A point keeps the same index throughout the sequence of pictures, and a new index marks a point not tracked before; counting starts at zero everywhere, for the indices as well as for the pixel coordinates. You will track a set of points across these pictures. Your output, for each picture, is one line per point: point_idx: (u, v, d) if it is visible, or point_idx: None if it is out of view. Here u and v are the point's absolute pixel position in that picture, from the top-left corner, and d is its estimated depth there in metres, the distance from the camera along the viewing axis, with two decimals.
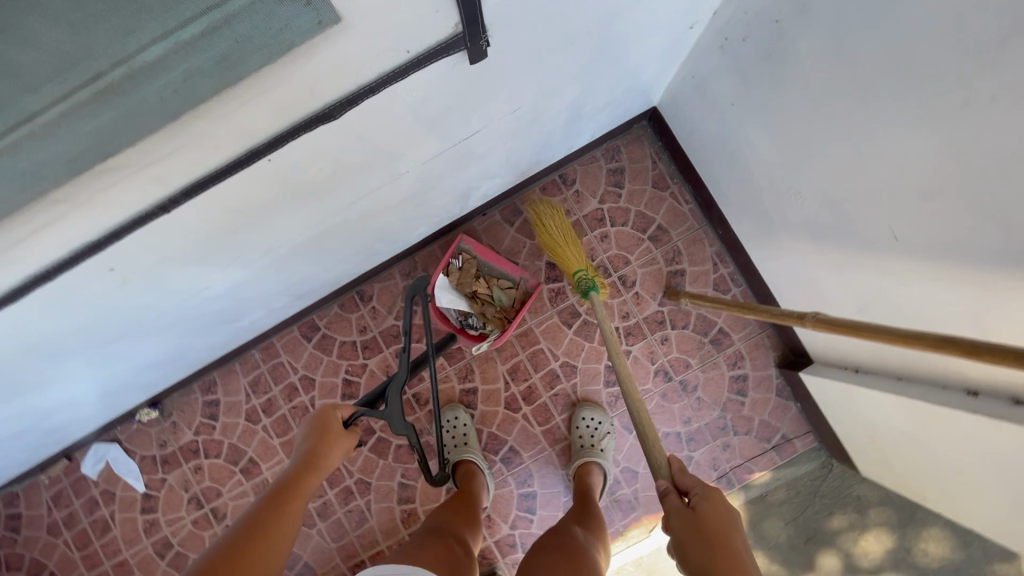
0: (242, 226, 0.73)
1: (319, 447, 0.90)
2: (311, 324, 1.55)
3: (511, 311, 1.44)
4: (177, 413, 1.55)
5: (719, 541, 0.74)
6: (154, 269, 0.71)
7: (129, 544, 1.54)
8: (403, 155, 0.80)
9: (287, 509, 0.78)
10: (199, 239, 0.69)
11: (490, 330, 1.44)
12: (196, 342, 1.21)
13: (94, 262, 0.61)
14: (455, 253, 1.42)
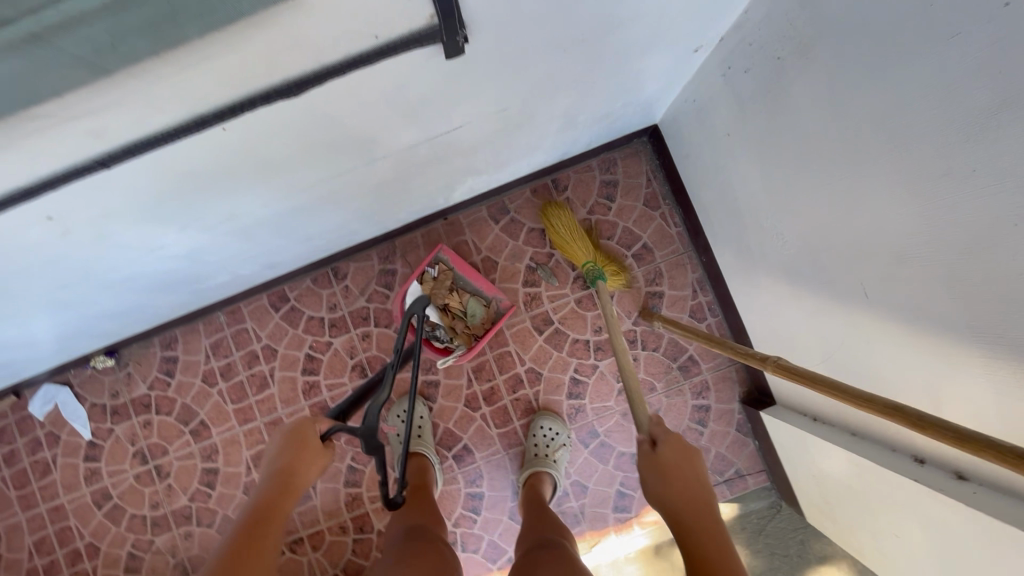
0: (198, 190, 0.70)
1: (291, 467, 0.87)
2: (281, 294, 1.53)
3: (480, 330, 1.43)
4: (133, 365, 1.53)
5: (673, 476, 0.81)
6: (100, 222, 0.69)
7: (68, 490, 1.52)
8: (378, 141, 0.78)
9: (259, 544, 0.78)
10: (149, 198, 0.67)
11: (455, 345, 1.42)
12: (155, 298, 1.18)
13: (28, 210, 0.58)
14: (433, 262, 1.40)
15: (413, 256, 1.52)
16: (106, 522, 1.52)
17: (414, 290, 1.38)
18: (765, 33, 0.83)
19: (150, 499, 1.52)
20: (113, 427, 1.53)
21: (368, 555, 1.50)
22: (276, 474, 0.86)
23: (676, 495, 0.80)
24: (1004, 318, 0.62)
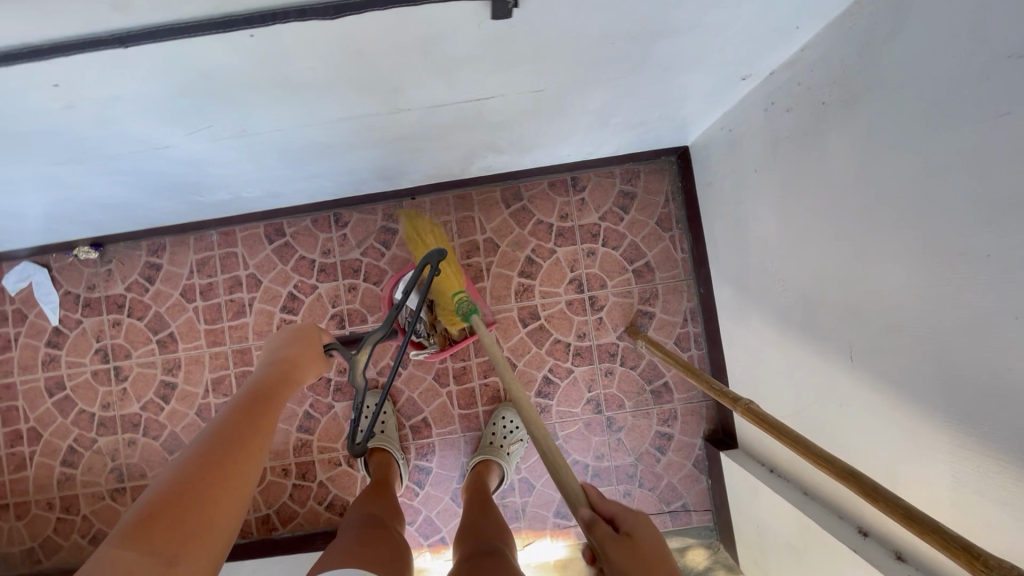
0: (213, 96, 0.69)
1: (290, 359, 0.80)
2: (278, 228, 1.51)
3: (457, 335, 1.41)
4: (115, 263, 1.51)
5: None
6: (107, 105, 0.67)
7: (23, 371, 1.51)
8: (407, 92, 0.76)
9: (263, 414, 0.67)
10: (161, 91, 0.65)
11: (430, 342, 1.38)
12: (151, 201, 1.16)
13: (35, 72, 0.57)
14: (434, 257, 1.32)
15: (417, 220, 1.50)
16: (54, 412, 1.51)
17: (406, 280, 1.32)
18: (814, 76, 0.82)
19: (102, 399, 1.51)
20: (82, 320, 1.51)
21: (305, 502, 1.50)
22: (273, 364, 0.78)
23: None
24: (979, 408, 0.62)
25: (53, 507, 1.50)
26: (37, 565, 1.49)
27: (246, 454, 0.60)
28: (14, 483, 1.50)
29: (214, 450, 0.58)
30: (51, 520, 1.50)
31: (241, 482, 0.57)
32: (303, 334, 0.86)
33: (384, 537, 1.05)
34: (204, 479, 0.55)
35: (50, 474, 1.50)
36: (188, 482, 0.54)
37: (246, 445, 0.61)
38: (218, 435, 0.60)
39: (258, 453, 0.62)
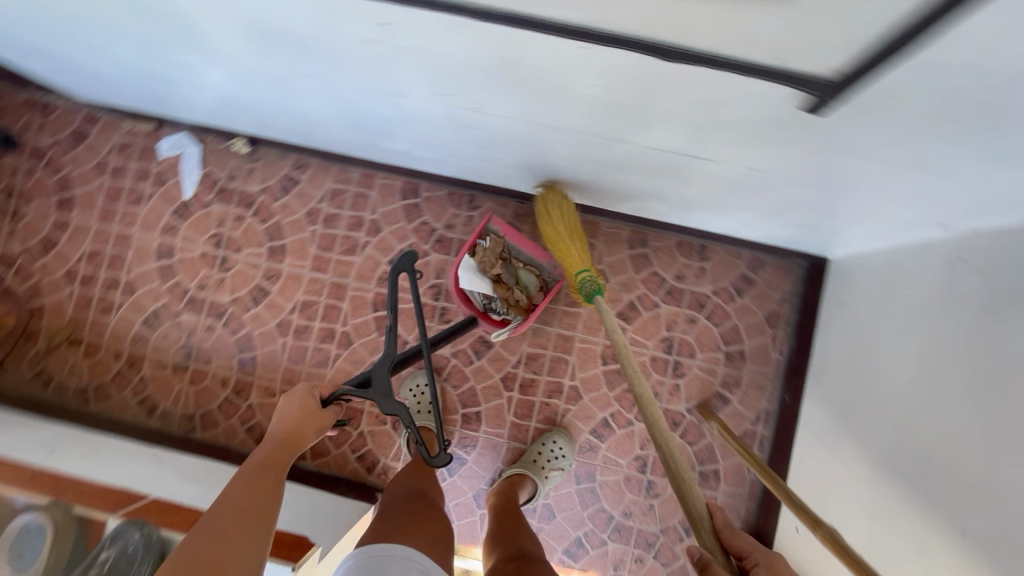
0: (493, 76, 0.73)
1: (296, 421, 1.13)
2: (414, 188, 1.57)
3: (536, 297, 1.44)
4: (261, 164, 1.59)
5: None
6: (401, 52, 0.73)
7: (143, 228, 1.60)
8: (649, 129, 0.80)
9: (267, 476, 1.02)
10: (457, 58, 0.70)
11: (512, 314, 1.43)
12: (336, 128, 1.23)
13: (381, 9, 0.62)
14: (483, 233, 1.43)
15: (542, 228, 1.54)
16: (154, 273, 1.58)
17: (467, 264, 1.40)
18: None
19: (199, 279, 1.58)
20: (212, 203, 1.60)
21: (340, 446, 1.53)
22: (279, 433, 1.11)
23: None
24: None
25: (119, 358, 1.57)
26: (85, 405, 1.56)
27: (257, 505, 0.96)
28: (94, 323, 1.58)
29: (235, 507, 0.93)
30: (113, 369, 1.57)
31: (240, 542, 0.88)
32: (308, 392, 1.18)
33: (424, 508, 1.10)
34: (232, 520, 0.91)
35: (128, 328, 1.58)
36: (200, 550, 0.85)
37: (258, 501, 0.96)
38: (224, 514, 0.91)
39: (266, 503, 0.97)
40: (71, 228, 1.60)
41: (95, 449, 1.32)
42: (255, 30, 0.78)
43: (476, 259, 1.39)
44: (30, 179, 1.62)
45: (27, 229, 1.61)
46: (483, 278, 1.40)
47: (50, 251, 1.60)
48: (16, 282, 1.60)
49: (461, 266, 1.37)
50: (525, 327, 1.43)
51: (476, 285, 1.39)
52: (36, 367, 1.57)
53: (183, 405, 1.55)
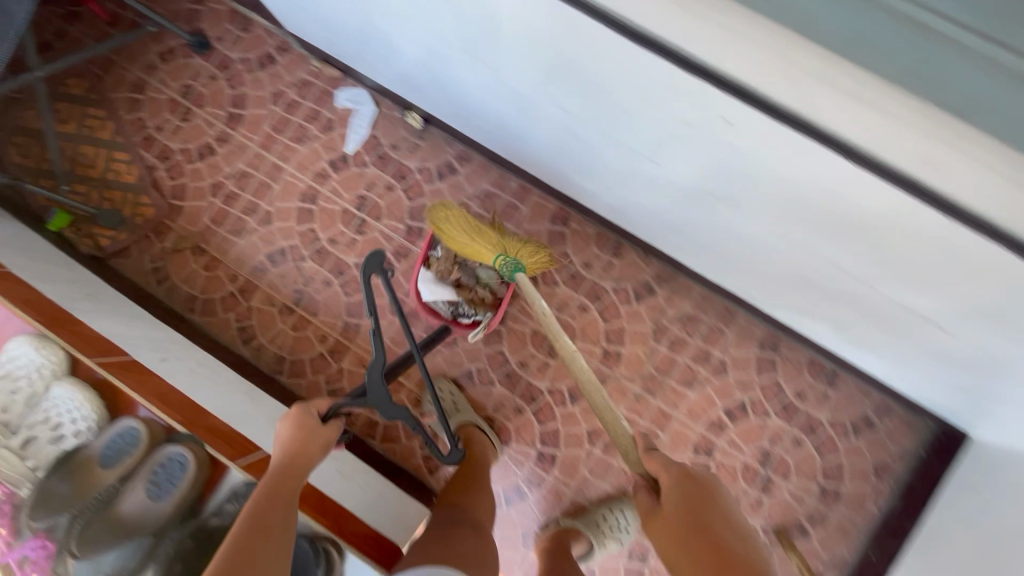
0: (794, 186, 0.71)
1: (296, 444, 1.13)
2: (565, 216, 1.54)
3: (501, 290, 1.43)
4: (426, 144, 1.59)
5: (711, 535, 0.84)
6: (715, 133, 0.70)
7: (297, 167, 1.62)
8: (918, 275, 0.76)
9: (278, 507, 1.04)
10: (778, 161, 0.68)
11: (480, 314, 1.44)
12: (536, 149, 1.22)
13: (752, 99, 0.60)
14: (433, 243, 1.42)
15: (677, 299, 1.50)
16: (292, 213, 1.60)
17: (424, 276, 1.41)
18: None
19: (332, 233, 1.59)
20: (368, 165, 1.60)
21: (411, 438, 1.51)
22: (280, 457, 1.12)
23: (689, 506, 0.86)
24: None
25: (234, 281, 1.59)
26: (189, 313, 1.59)
27: (265, 546, 0.99)
28: (222, 241, 1.61)
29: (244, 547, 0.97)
30: (225, 289, 1.59)
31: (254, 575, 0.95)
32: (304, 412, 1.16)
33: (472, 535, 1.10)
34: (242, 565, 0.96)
35: (251, 255, 1.60)
36: None
37: (267, 538, 0.99)
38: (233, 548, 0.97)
39: (276, 540, 1.01)
40: (231, 143, 1.64)
41: (200, 366, 1.34)
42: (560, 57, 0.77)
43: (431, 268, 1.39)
44: (208, 85, 1.66)
45: (191, 131, 1.65)
46: (445, 284, 1.40)
47: (205, 159, 1.64)
48: (165, 177, 1.64)
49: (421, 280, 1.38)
50: (500, 318, 1.47)
51: (435, 291, 1.38)
52: (157, 262, 1.62)
53: (278, 345, 1.56)
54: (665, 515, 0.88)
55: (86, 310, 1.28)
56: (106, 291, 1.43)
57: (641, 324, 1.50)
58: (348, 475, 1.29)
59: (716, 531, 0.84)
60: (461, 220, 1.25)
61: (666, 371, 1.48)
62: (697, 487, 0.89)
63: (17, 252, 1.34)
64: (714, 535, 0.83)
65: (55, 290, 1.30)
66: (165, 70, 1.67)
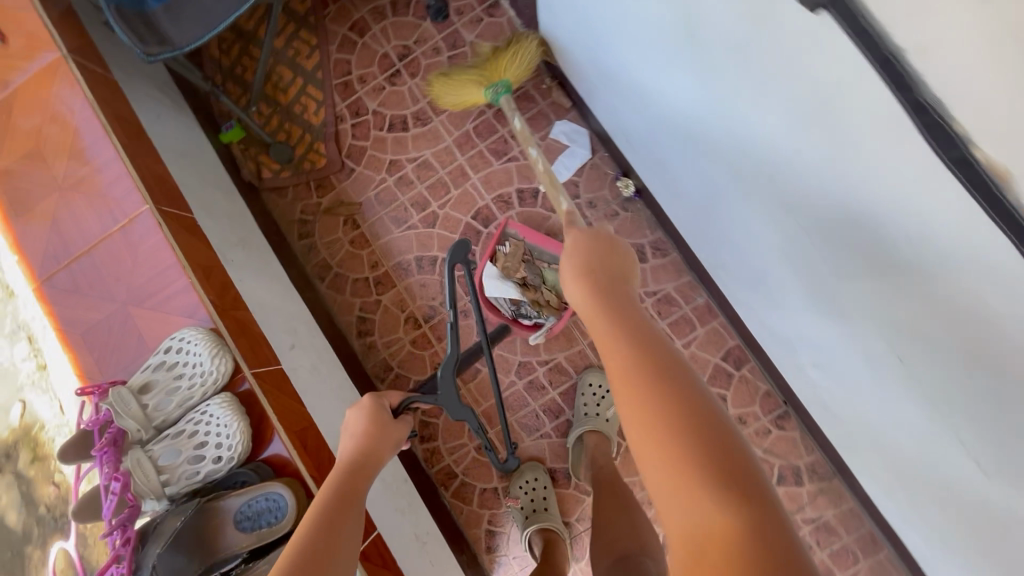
0: None
1: (369, 436, 0.78)
2: (740, 359, 1.35)
3: (567, 295, 1.31)
4: (625, 216, 1.41)
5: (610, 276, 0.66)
6: None
7: (482, 181, 1.47)
8: None
9: (348, 514, 0.65)
10: None
11: (545, 318, 1.30)
12: (776, 315, 1.03)
13: None
14: (502, 237, 1.31)
15: (822, 502, 1.30)
16: (458, 226, 1.46)
17: (490, 271, 1.26)
18: None
19: None
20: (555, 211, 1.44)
21: (482, 507, 1.39)
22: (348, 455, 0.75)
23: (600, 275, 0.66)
24: None
25: (373, 269, 1.49)
26: (318, 281, 1.50)
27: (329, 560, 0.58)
28: (377, 223, 1.50)
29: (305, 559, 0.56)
30: (361, 273, 1.49)
31: None
32: (378, 403, 0.82)
33: None
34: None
35: (400, 251, 1.48)
36: None
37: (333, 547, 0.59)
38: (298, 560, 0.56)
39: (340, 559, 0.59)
40: (426, 128, 1.50)
41: (319, 362, 1.25)
42: (960, 342, 0.59)
43: (499, 265, 1.25)
44: (428, 55, 1.51)
45: (392, 97, 1.52)
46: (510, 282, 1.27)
47: (394, 132, 1.51)
48: (348, 134, 1.52)
49: (487, 273, 1.25)
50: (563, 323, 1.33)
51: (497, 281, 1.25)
52: (307, 216, 1.52)
53: (390, 354, 1.46)
54: (576, 259, 0.68)
55: (237, 264, 1.20)
56: (256, 238, 1.35)
57: None
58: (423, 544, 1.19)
59: (613, 264, 0.68)
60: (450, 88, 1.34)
61: None
62: (610, 246, 0.70)
63: (193, 171, 1.26)
64: (616, 271, 0.67)
65: (215, 230, 1.22)
66: (392, 23, 1.53)
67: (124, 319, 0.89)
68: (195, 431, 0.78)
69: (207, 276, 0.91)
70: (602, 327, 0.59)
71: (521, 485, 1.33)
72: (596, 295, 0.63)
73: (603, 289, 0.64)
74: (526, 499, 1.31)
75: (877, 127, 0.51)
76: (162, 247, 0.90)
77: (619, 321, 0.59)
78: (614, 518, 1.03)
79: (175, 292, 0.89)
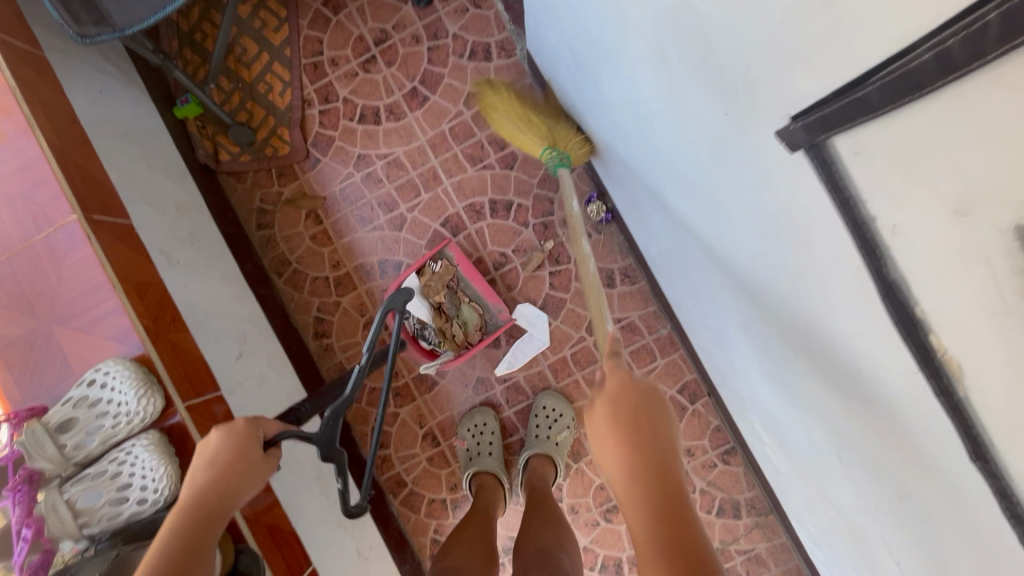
0: None
1: (225, 473, 0.62)
2: (695, 392, 1.37)
3: (471, 336, 1.35)
4: (598, 239, 1.38)
5: (647, 456, 0.60)
6: None
7: (455, 187, 1.40)
8: None
9: None
10: None
11: (443, 347, 1.34)
12: (731, 372, 1.03)
13: None
14: (437, 256, 1.35)
15: (755, 534, 1.36)
16: (426, 232, 1.40)
17: (411, 284, 1.32)
18: None
19: None
20: (527, 226, 1.39)
21: (428, 516, 1.42)
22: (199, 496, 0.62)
23: (629, 464, 0.60)
24: None
25: (334, 269, 1.43)
26: (275, 276, 1.44)
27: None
28: (340, 222, 1.43)
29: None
30: (321, 272, 1.43)
31: None
32: (251, 431, 0.65)
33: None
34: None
35: (363, 253, 1.42)
36: None
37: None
38: None
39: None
40: (400, 123, 1.41)
41: (269, 370, 1.21)
42: (891, 475, 0.59)
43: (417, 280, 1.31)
44: (406, 44, 1.40)
45: (365, 85, 1.41)
46: (425, 299, 1.32)
47: (365, 123, 1.41)
48: (316, 121, 1.42)
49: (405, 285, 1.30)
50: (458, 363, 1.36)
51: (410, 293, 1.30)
52: (267, 205, 1.44)
53: (347, 357, 1.43)
54: (607, 423, 0.64)
55: (185, 265, 1.13)
56: (208, 231, 1.27)
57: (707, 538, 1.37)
58: (365, 559, 1.21)
59: (643, 444, 0.62)
60: (511, 106, 1.14)
61: None
62: (642, 404, 0.65)
63: (139, 156, 1.16)
64: (647, 439, 0.62)
65: (161, 223, 1.13)
66: (370, 2, 1.41)
67: (46, 339, 0.82)
68: (118, 472, 0.74)
69: (140, 297, 0.85)
70: (646, 549, 0.54)
71: (467, 428, 1.37)
72: (639, 506, 0.57)
73: (641, 469, 0.59)
74: (472, 442, 1.35)
75: (841, 276, 0.48)
76: (91, 263, 0.82)
77: (661, 538, 0.54)
78: (542, 527, 1.01)
79: (103, 314, 0.82)
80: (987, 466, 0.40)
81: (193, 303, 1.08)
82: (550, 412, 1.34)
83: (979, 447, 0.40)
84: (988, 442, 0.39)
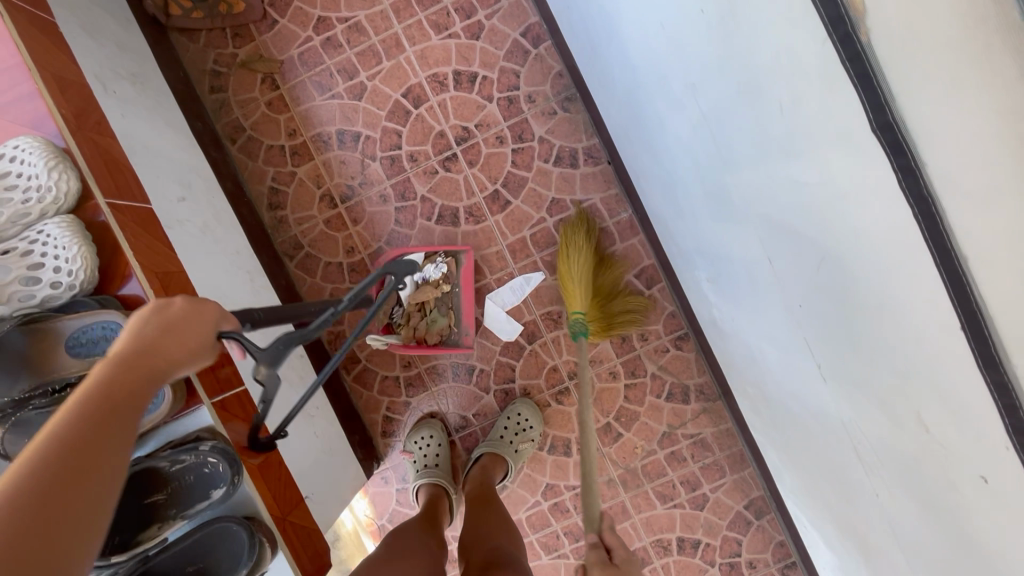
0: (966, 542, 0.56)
1: (173, 335, 0.59)
2: (652, 277, 1.36)
3: (427, 338, 1.36)
4: (565, 118, 1.35)
5: None
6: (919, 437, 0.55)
7: (418, 56, 1.35)
8: None
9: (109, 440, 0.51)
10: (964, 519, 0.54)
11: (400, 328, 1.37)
12: (681, 227, 1.02)
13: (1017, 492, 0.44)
14: (448, 253, 1.35)
15: (703, 420, 1.38)
16: (386, 102, 1.36)
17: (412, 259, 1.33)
18: None
19: (416, 150, 1.37)
20: (492, 101, 1.35)
21: (382, 394, 1.43)
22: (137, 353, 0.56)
23: None
24: None
25: (291, 137, 1.38)
26: (229, 143, 1.39)
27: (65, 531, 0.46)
28: (298, 88, 1.37)
29: (29, 521, 0.44)
30: (277, 140, 1.38)
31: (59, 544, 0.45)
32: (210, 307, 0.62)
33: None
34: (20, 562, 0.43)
35: (321, 121, 1.37)
36: None
37: (72, 503, 0.47)
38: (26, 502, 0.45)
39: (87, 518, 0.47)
40: None
41: (215, 222, 1.18)
42: (807, 239, 0.59)
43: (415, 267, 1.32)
44: None
45: None
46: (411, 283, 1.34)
47: None
48: None
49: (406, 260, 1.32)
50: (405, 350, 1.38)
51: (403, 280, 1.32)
52: (220, 67, 1.38)
53: (302, 231, 1.40)
54: None
55: (123, 98, 1.07)
56: (153, 79, 1.21)
57: (655, 422, 1.39)
58: (311, 416, 1.21)
59: None
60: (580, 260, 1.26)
61: (651, 475, 1.39)
62: None
63: None
64: None
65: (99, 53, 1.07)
66: None
67: None
68: (29, 251, 0.72)
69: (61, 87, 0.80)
70: None
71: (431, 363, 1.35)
72: None
73: None
74: (420, 454, 1.34)
75: None
76: (4, 42, 0.77)
77: None
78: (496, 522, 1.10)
79: (19, 97, 0.77)
80: (881, 121, 0.39)
81: (130, 133, 1.03)
82: (522, 422, 1.34)
83: (875, 103, 0.39)
84: (883, 89, 0.38)
